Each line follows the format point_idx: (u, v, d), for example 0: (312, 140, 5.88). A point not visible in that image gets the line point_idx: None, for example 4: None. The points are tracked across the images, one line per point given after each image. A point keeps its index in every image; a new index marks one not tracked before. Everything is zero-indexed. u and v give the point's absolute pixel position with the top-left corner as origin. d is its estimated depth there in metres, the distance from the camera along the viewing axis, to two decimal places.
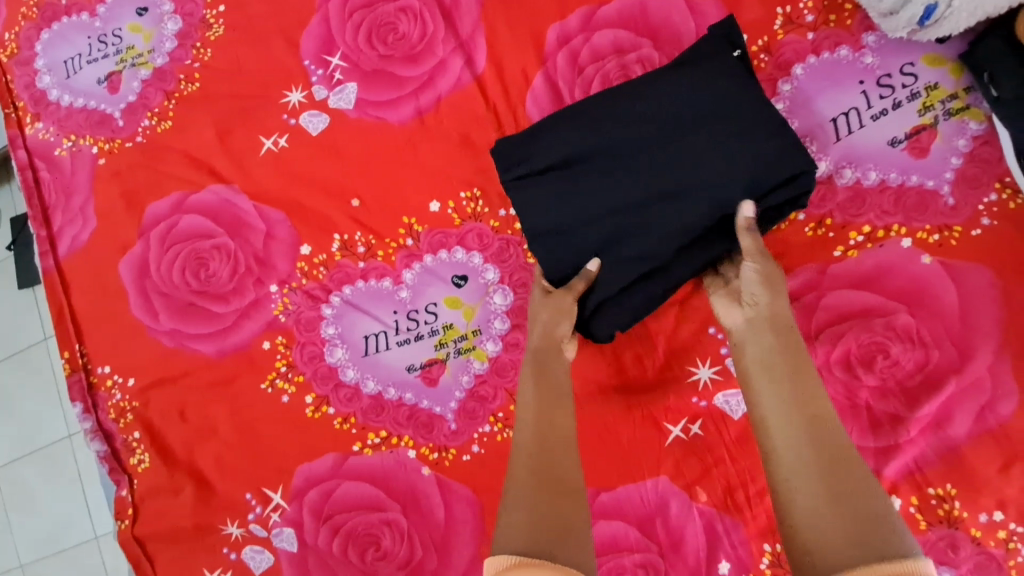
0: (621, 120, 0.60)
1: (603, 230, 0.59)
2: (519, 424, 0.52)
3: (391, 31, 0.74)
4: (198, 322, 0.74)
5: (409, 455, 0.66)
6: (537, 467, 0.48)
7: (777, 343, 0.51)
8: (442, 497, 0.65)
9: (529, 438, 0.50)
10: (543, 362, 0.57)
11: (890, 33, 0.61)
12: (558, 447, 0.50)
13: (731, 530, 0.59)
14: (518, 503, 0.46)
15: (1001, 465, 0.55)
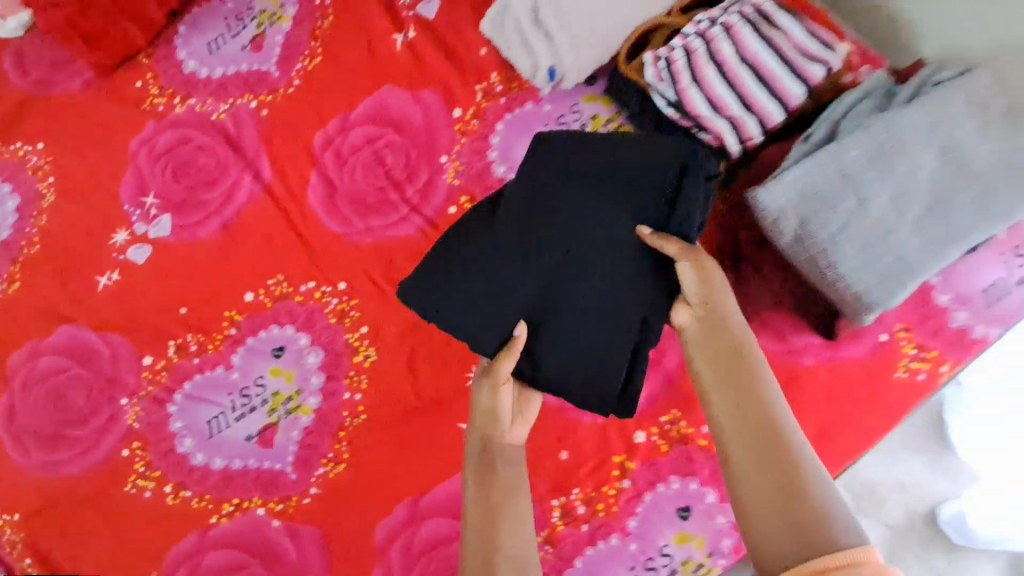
0: (490, 229, 0.61)
1: (563, 315, 0.60)
2: (469, 493, 0.60)
3: (191, 167, 0.90)
4: (63, 449, 0.83)
5: (259, 513, 0.77)
6: (485, 531, 0.57)
7: (721, 341, 0.57)
8: (293, 541, 0.76)
9: (472, 508, 0.59)
10: (482, 457, 0.62)
11: (545, 88, 0.80)
12: (500, 512, 0.58)
13: (528, 496, 0.72)
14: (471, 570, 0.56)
15: None
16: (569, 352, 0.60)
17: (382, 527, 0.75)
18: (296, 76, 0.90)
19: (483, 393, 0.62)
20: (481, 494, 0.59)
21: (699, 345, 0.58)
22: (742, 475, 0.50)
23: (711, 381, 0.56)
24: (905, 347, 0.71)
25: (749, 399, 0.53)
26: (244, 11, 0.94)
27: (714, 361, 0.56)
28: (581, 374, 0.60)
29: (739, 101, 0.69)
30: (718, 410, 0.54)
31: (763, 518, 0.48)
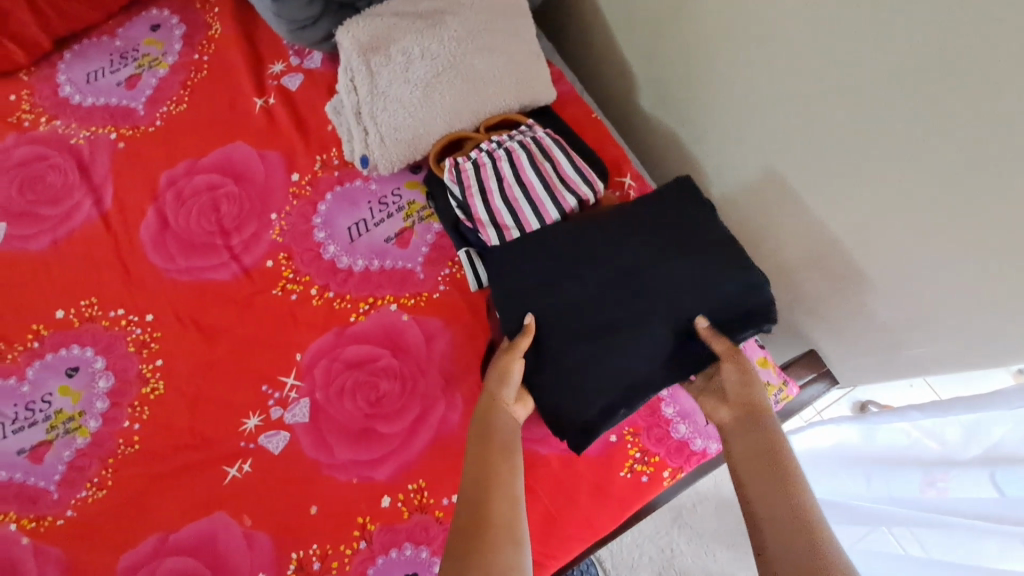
0: (582, 267, 0.77)
1: (573, 359, 0.74)
2: (466, 485, 0.62)
3: (39, 182, 0.95)
4: None
5: (10, 528, 0.78)
6: (475, 524, 0.59)
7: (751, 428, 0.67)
8: (36, 561, 0.77)
9: (482, 500, 0.61)
10: (484, 423, 0.69)
11: (368, 173, 0.92)
12: (492, 498, 0.61)
13: (269, 544, 0.76)
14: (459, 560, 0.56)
15: (453, 459, 0.79)
16: (573, 383, 0.73)
17: (127, 558, 0.76)
18: (161, 117, 1.00)
19: (494, 373, 0.73)
20: (474, 478, 0.63)
21: (731, 430, 0.69)
22: (772, 544, 0.56)
23: (741, 469, 0.64)
24: (632, 450, 0.81)
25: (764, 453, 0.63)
26: (129, 51, 1.04)
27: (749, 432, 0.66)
28: (577, 397, 0.73)
29: (512, 214, 0.81)
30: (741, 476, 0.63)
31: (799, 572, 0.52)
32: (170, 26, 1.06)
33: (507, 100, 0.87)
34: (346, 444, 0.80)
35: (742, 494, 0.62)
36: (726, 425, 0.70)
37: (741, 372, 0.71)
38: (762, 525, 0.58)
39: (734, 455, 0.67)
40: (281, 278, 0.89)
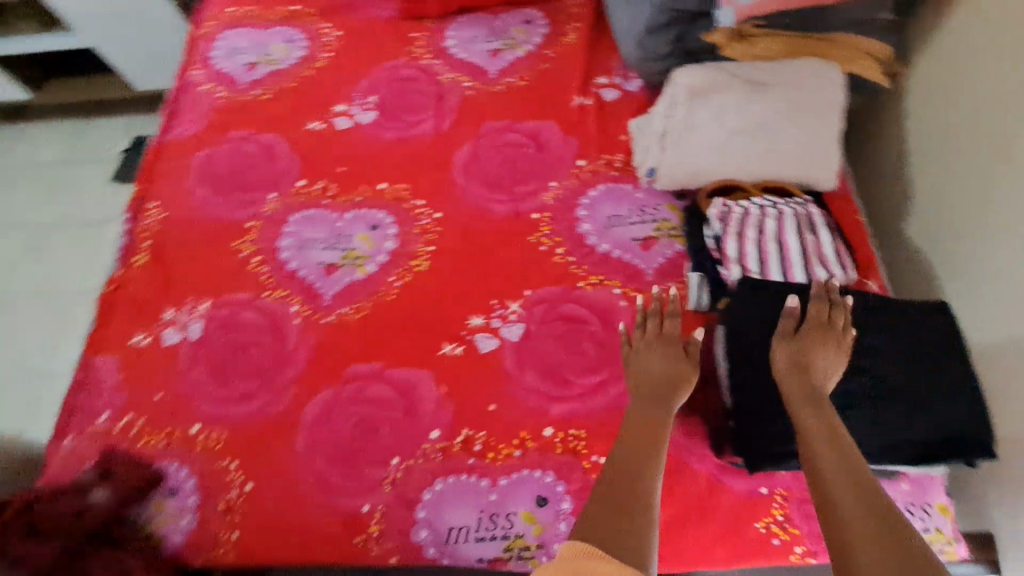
0: None
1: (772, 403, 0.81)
2: (619, 446, 0.74)
3: (405, 96, 1.30)
4: (220, 199, 1.22)
5: (293, 308, 1.07)
6: (621, 472, 0.69)
7: (833, 436, 0.69)
8: (298, 337, 1.04)
9: (624, 457, 0.71)
10: (644, 418, 0.77)
11: (644, 181, 1.09)
12: (645, 464, 0.70)
13: (450, 413, 0.94)
14: (601, 489, 0.67)
15: (613, 429, 0.90)
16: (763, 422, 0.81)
17: (354, 368, 1.00)
18: (503, 84, 1.28)
19: (661, 341, 0.87)
20: (627, 440, 0.74)
21: (814, 421, 0.71)
22: (861, 537, 0.58)
23: (825, 459, 0.66)
24: (775, 510, 0.84)
25: (851, 465, 0.65)
26: (502, 31, 1.36)
27: (829, 432, 0.69)
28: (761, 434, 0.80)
29: (758, 261, 0.92)
30: (826, 477, 0.65)
31: (887, 571, 0.54)
32: (537, 24, 1.36)
33: (794, 173, 1.00)
34: (535, 373, 0.95)
35: (824, 484, 0.65)
36: (796, 407, 0.73)
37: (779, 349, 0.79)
38: (840, 517, 0.61)
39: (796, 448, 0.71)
40: (538, 230, 1.09)
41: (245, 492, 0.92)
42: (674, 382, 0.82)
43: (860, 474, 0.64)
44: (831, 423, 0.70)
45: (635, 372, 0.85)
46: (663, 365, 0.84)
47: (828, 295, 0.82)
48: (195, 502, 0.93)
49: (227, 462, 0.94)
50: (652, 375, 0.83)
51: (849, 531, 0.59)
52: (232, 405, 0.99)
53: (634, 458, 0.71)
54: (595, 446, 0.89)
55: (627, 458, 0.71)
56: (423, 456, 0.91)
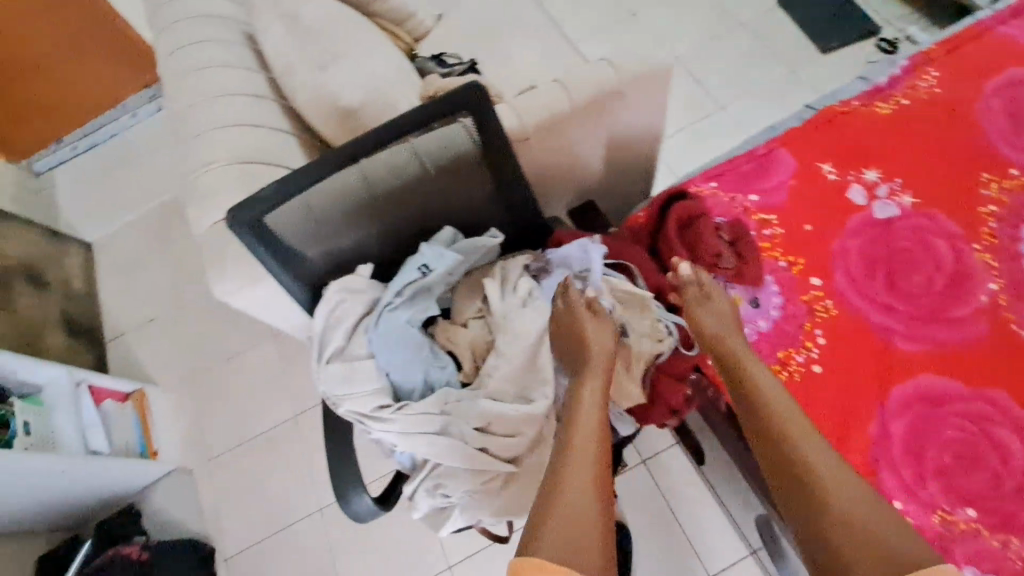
0: None
1: None
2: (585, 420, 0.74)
3: None
4: (1005, 123, 1.03)
5: (989, 285, 0.91)
6: (567, 459, 0.69)
7: (770, 438, 0.70)
8: (973, 313, 0.90)
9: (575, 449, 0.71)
10: (581, 458, 0.69)
11: None
12: (582, 464, 0.68)
13: None
14: (576, 495, 0.65)
15: None
16: None
17: (1002, 398, 0.84)
18: None
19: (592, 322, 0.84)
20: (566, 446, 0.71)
21: (774, 399, 0.73)
22: (858, 512, 0.59)
23: (795, 458, 0.66)
24: None
25: (791, 471, 0.66)
26: None
27: (772, 455, 0.69)
28: None
29: None
30: (797, 468, 0.66)
31: (867, 553, 0.56)
32: None
33: None
34: None
35: (793, 470, 0.66)
36: (749, 415, 0.74)
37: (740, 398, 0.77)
38: (831, 506, 0.61)
39: (778, 471, 0.67)
40: None
41: (810, 369, 0.89)
42: (599, 408, 0.76)
43: (803, 470, 0.65)
44: (776, 439, 0.69)
45: (580, 401, 0.77)
46: (602, 355, 0.81)
47: (698, 283, 0.88)
48: (763, 328, 0.93)
49: (817, 333, 0.91)
50: (597, 344, 0.82)
51: (854, 515, 0.59)
52: (865, 300, 0.92)
53: (595, 481, 0.67)
54: None
55: (584, 494, 0.65)
56: (997, 539, 0.77)
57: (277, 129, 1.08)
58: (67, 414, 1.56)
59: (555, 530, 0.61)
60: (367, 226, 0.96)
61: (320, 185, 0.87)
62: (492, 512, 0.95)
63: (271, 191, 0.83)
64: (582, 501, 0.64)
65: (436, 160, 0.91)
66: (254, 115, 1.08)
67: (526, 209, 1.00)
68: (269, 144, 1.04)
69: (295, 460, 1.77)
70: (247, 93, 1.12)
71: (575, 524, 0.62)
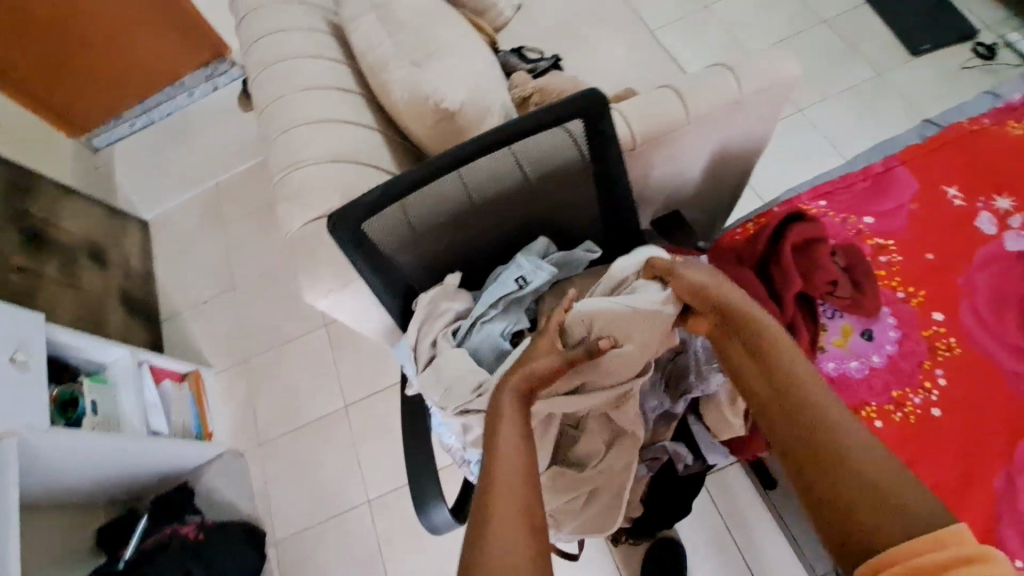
0: None
1: None
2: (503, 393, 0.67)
3: None
4: None
5: None
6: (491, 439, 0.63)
7: (757, 361, 0.64)
8: None
9: (505, 434, 0.63)
10: (492, 483, 0.58)
11: None
12: (497, 436, 0.63)
13: None
14: (505, 472, 0.59)
15: None
16: None
17: None
18: None
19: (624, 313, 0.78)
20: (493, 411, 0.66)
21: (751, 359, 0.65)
22: (860, 462, 0.53)
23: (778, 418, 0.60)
24: None
25: (793, 421, 0.59)
26: None
27: (766, 381, 0.62)
28: None
29: None
30: (782, 421, 0.59)
31: (878, 492, 0.51)
32: None
33: None
34: None
35: (792, 417, 0.59)
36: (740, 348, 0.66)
37: (749, 372, 0.64)
38: (807, 467, 0.55)
39: (780, 423, 0.60)
40: None
41: (929, 413, 0.83)
42: (521, 415, 0.65)
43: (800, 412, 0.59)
44: (771, 377, 0.62)
45: (500, 412, 0.65)
46: (549, 366, 0.68)
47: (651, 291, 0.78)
48: (876, 363, 0.88)
49: (937, 373, 0.85)
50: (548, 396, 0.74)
51: (868, 472, 0.52)
52: (993, 341, 0.85)
53: (510, 491, 0.58)
54: None
55: (504, 502, 0.57)
56: None
57: (366, 126, 1.05)
58: (130, 392, 1.57)
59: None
60: (460, 235, 0.91)
61: (419, 193, 0.84)
62: (571, 530, 0.85)
63: (373, 197, 0.80)
64: (494, 533, 0.54)
65: (538, 165, 0.87)
66: (341, 110, 1.04)
67: (624, 219, 0.95)
68: (359, 143, 1.01)
69: (342, 449, 1.77)
70: (336, 86, 1.09)
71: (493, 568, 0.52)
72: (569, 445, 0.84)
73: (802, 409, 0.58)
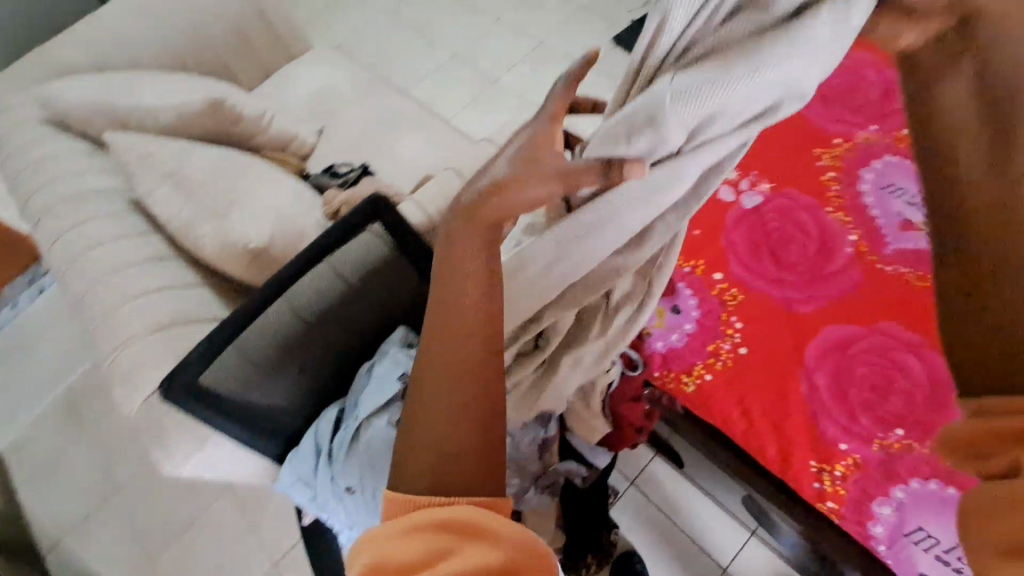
0: None
1: None
2: (451, 282, 0.61)
3: None
4: (819, 104, 1.22)
5: (850, 237, 1.06)
6: (440, 346, 0.61)
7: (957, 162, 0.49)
8: (847, 264, 1.04)
9: (455, 342, 0.60)
10: (442, 362, 0.60)
11: None
12: (455, 333, 0.60)
13: None
14: (447, 401, 0.59)
15: None
16: None
17: (892, 327, 0.97)
18: None
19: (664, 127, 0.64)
20: (437, 294, 0.62)
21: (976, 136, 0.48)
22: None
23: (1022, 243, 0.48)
24: None
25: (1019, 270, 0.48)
26: None
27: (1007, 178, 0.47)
28: None
29: None
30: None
31: None
32: None
33: None
34: None
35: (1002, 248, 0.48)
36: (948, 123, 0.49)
37: (965, 147, 0.49)
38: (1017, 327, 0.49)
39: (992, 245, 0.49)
40: None
41: (738, 353, 1.00)
42: (485, 265, 0.60)
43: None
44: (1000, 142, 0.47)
45: (438, 276, 0.62)
46: (533, 196, 0.57)
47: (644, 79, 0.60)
48: (689, 330, 1.04)
49: (734, 320, 1.03)
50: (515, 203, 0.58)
51: None
52: (761, 280, 1.05)
53: (448, 414, 0.59)
54: None
55: (438, 414, 0.59)
56: (931, 449, 0.87)
57: (189, 285, 1.08)
58: None
59: (401, 453, 0.61)
60: (306, 352, 0.95)
61: (248, 328, 0.88)
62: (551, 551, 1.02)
63: (201, 348, 0.84)
64: (452, 449, 0.58)
65: (356, 271, 0.97)
66: (162, 278, 1.07)
67: None
68: (184, 303, 1.03)
69: None
70: (149, 258, 1.11)
71: (429, 445, 0.59)
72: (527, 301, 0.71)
73: (1019, 223, 0.47)
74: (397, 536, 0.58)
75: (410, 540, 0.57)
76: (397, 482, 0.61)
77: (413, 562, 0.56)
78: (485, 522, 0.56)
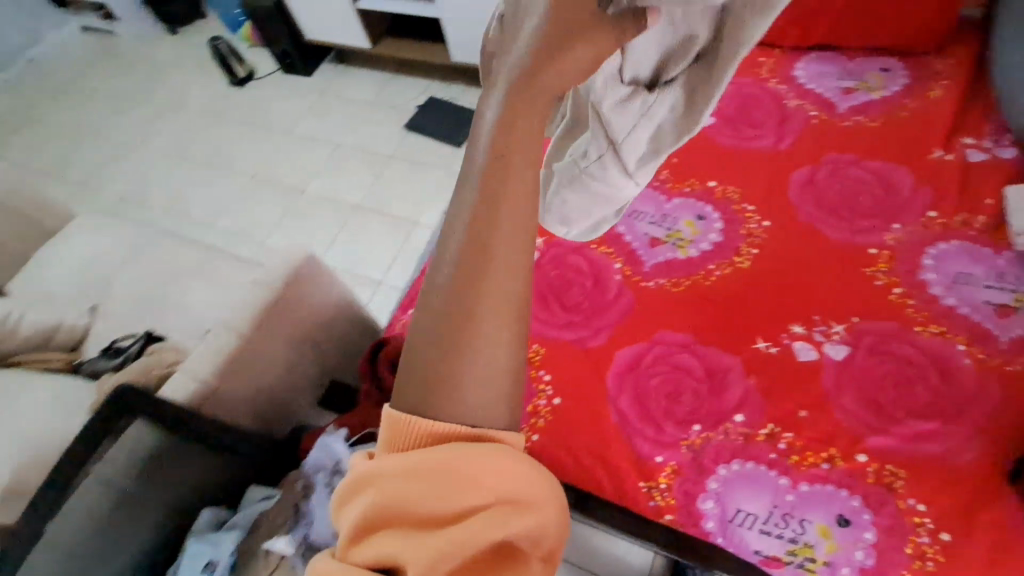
0: None
1: None
2: (518, 139, 0.55)
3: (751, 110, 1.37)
4: None
5: (615, 266, 1.19)
6: (484, 251, 0.54)
7: None
8: (618, 291, 1.16)
9: (522, 177, 0.55)
10: (469, 263, 0.54)
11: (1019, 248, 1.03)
12: (490, 265, 0.54)
13: (758, 403, 0.99)
14: (483, 314, 0.54)
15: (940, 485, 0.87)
16: None
17: (667, 334, 1.08)
18: (853, 120, 1.29)
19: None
20: (466, 238, 0.55)
21: None
22: None
23: None
24: None
25: None
26: (856, 73, 1.37)
27: None
28: None
29: None
30: None
31: None
32: (897, 74, 1.35)
33: None
34: (855, 399, 0.96)
35: None
36: None
37: None
38: None
39: None
40: (875, 265, 1.09)
41: (554, 404, 1.05)
42: (535, 153, 0.56)
43: None
44: None
45: (512, 110, 0.55)
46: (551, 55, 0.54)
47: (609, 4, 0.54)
48: None
49: (542, 373, 1.08)
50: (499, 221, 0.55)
51: None
52: (555, 328, 1.13)
53: (480, 368, 0.53)
54: (910, 488, 0.88)
55: (445, 400, 0.54)
56: (723, 433, 0.97)
57: None
58: None
59: (406, 385, 0.56)
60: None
61: None
62: None
63: None
64: (482, 384, 0.54)
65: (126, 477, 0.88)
66: None
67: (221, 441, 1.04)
68: None
69: None
70: None
71: (418, 383, 0.55)
72: (503, 183, 0.55)
73: None
74: (406, 478, 0.56)
75: (419, 483, 0.55)
76: (401, 411, 0.56)
77: (425, 505, 0.55)
78: (469, 526, 0.54)
